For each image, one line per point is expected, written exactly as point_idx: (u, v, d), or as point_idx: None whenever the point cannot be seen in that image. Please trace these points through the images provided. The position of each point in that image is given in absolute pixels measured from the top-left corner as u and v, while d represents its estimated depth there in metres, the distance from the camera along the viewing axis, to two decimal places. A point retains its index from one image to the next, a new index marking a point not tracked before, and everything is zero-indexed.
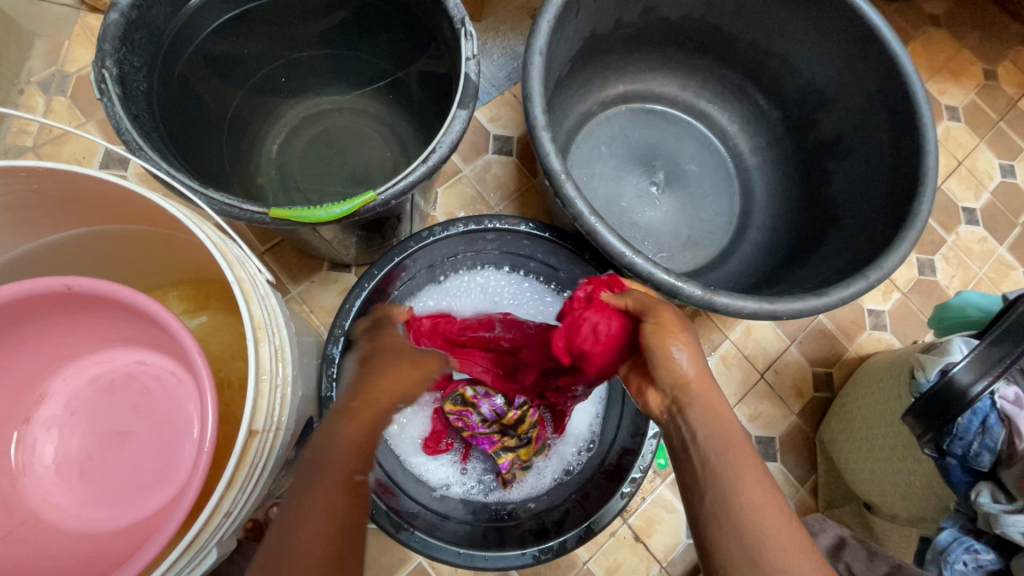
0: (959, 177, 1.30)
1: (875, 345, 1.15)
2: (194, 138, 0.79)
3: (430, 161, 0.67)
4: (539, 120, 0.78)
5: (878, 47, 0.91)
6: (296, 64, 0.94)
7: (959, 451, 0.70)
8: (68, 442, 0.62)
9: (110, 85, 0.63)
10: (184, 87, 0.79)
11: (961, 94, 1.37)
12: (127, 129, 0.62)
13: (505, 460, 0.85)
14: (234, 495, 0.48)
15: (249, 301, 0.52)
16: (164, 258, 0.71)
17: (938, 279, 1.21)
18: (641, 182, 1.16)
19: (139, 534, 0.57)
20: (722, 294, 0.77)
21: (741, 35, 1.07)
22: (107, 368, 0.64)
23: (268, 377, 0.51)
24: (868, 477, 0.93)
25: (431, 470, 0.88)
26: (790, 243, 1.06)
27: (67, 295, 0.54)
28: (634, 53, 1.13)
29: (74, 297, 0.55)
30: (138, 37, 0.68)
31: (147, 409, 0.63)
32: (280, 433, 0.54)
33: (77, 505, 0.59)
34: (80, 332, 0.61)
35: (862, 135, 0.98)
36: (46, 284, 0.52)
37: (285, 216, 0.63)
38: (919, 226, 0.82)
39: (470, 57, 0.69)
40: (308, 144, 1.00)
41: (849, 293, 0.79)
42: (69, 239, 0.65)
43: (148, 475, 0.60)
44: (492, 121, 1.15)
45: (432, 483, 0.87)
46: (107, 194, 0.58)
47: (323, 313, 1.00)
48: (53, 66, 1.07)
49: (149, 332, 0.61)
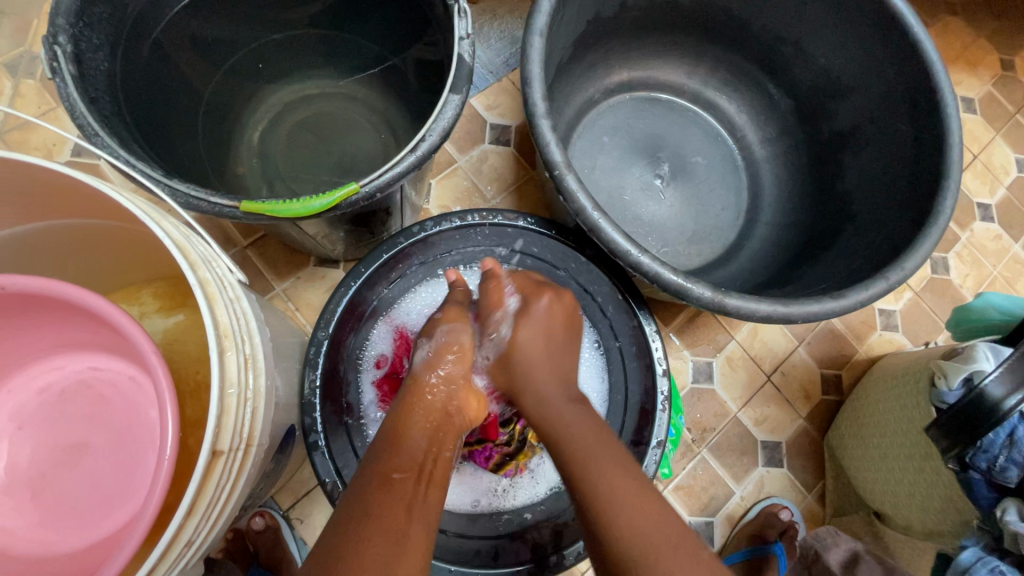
0: (974, 171, 1.25)
1: (886, 347, 1.11)
2: (163, 124, 0.73)
3: (420, 150, 0.61)
4: (538, 107, 0.73)
5: (899, 32, 0.86)
6: (280, 46, 0.88)
7: (983, 465, 0.66)
8: (17, 459, 0.56)
9: (63, 64, 0.57)
10: (152, 67, 0.73)
11: (978, 85, 1.31)
12: (82, 113, 0.56)
13: (508, 468, 0.81)
14: (197, 523, 0.43)
15: (214, 307, 0.47)
16: (129, 254, 0.65)
17: (951, 277, 1.16)
18: (645, 175, 1.10)
19: (97, 556, 0.52)
20: (733, 296, 0.72)
21: (753, 19, 1.01)
22: (61, 376, 0.59)
23: (235, 391, 0.46)
24: (882, 488, 0.89)
25: None
26: (802, 239, 1.01)
27: (8, 297, 0.49)
28: (638, 38, 1.07)
29: (13, 298, 0.50)
30: (98, 12, 0.62)
31: (103, 417, 0.58)
32: (250, 450, 0.49)
33: (29, 527, 0.54)
34: (28, 336, 0.56)
35: (879, 127, 0.93)
36: None
37: (258, 210, 0.57)
38: (942, 224, 0.77)
39: (464, 37, 0.63)
40: (293, 132, 0.95)
41: (869, 295, 0.74)
42: (23, 232, 0.60)
43: (108, 490, 0.55)
44: (489, 109, 1.09)
45: None
46: (57, 184, 0.53)
47: (309, 311, 0.95)
48: (21, 46, 1.00)
49: (105, 336, 0.56)
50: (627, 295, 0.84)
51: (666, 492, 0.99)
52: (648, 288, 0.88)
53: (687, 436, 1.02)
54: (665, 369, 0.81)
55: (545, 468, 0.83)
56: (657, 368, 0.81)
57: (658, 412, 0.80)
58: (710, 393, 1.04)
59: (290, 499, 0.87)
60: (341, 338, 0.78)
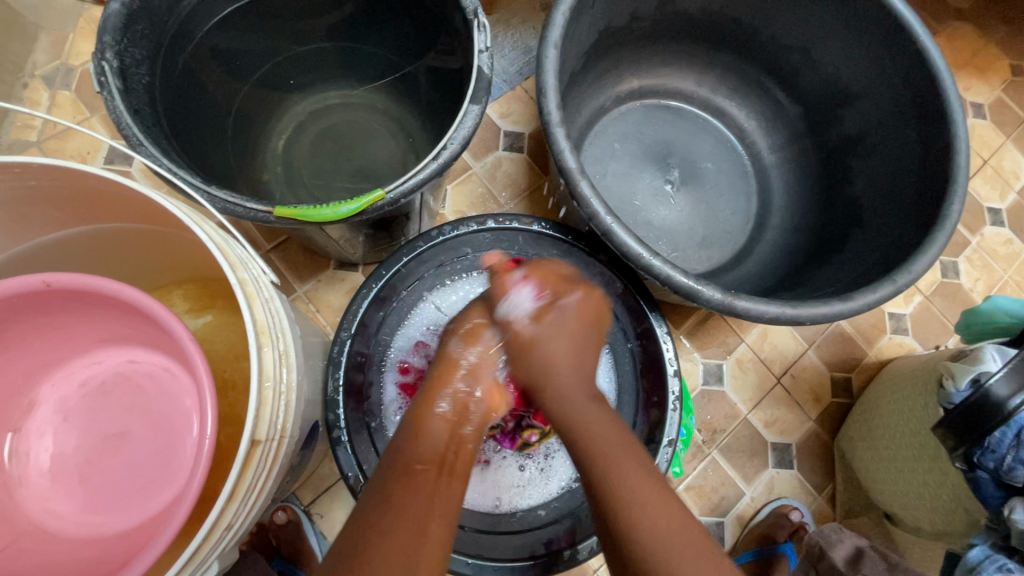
0: (985, 176, 1.26)
1: (896, 350, 1.12)
2: (196, 133, 0.77)
3: (442, 157, 0.64)
4: (553, 116, 0.75)
5: (906, 40, 0.88)
6: (304, 57, 0.91)
7: (991, 465, 0.67)
8: (63, 447, 0.60)
9: (110, 78, 0.60)
10: (186, 79, 0.77)
11: (987, 90, 1.32)
12: (127, 124, 0.60)
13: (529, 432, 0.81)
14: (236, 508, 0.46)
15: (251, 305, 0.50)
16: (164, 257, 0.68)
17: (962, 282, 1.17)
18: (655, 180, 1.13)
19: (143, 534, 0.55)
20: (743, 298, 0.74)
21: (762, 27, 1.03)
22: (100, 370, 0.62)
23: (272, 385, 0.49)
24: (891, 489, 0.90)
25: None
26: (811, 243, 1.03)
27: (53, 294, 0.53)
28: (648, 47, 1.10)
29: (57, 296, 0.53)
30: (139, 29, 0.66)
31: (142, 407, 0.61)
32: (284, 441, 0.52)
33: (79, 510, 0.58)
34: (72, 332, 0.60)
35: (887, 133, 0.95)
36: (21, 282, 0.51)
37: (290, 215, 0.60)
38: (950, 228, 0.78)
39: (483, 50, 0.66)
40: (315, 140, 0.98)
41: (876, 297, 0.76)
42: (68, 236, 0.63)
43: (148, 476, 0.59)
44: (503, 117, 1.12)
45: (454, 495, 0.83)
46: (104, 191, 0.56)
47: (329, 312, 0.98)
48: (58, 59, 1.05)
49: (142, 329, 0.59)
50: (639, 296, 0.86)
51: (677, 492, 1.00)
52: (659, 291, 0.90)
53: (697, 437, 1.04)
54: (676, 371, 0.82)
55: (556, 467, 0.86)
56: (668, 369, 0.82)
57: (669, 412, 0.81)
58: (721, 394, 1.06)
59: (311, 494, 0.90)
60: (362, 338, 0.81)
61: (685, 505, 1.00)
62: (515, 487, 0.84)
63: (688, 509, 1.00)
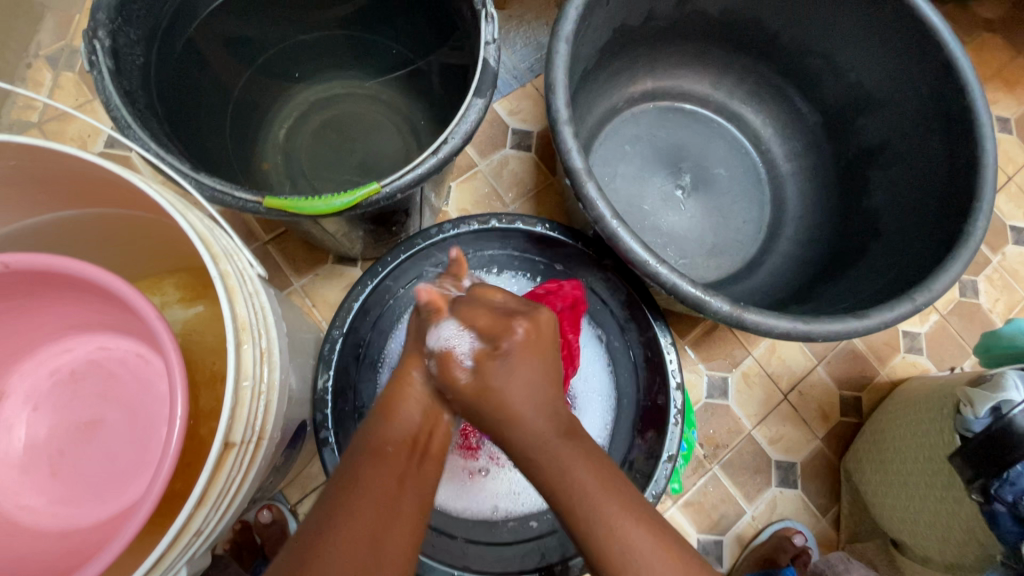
0: (1008, 193, 1.21)
1: (909, 370, 1.08)
2: (192, 119, 0.75)
3: (442, 152, 0.61)
4: (561, 113, 0.73)
5: (934, 47, 0.84)
6: (308, 46, 0.89)
7: (1009, 498, 0.64)
8: (36, 437, 0.58)
9: (101, 58, 0.58)
10: (186, 63, 0.75)
11: (1015, 104, 1.27)
12: (116, 105, 0.57)
13: None
14: (206, 513, 0.44)
15: (233, 299, 0.47)
16: (152, 245, 0.66)
17: (980, 302, 1.13)
18: (666, 185, 1.10)
19: (118, 523, 0.54)
20: (753, 312, 0.71)
21: (783, 31, 1.00)
22: (70, 358, 0.61)
23: (250, 384, 0.46)
24: (900, 517, 0.86)
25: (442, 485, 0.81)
26: (826, 256, 0.99)
27: (19, 274, 0.51)
28: (663, 48, 1.07)
29: (21, 278, 0.51)
30: (136, 8, 0.64)
31: (116, 395, 0.60)
32: (262, 443, 0.50)
33: (51, 502, 0.56)
34: (43, 318, 0.58)
35: (909, 144, 0.91)
36: None
37: (281, 206, 0.58)
38: (973, 246, 0.75)
39: (490, 41, 0.63)
40: (317, 131, 0.96)
41: (893, 315, 0.72)
42: (50, 220, 0.61)
43: (120, 464, 0.57)
44: (512, 114, 1.09)
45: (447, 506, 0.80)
46: (87, 174, 0.54)
47: (325, 307, 0.96)
48: (62, 40, 1.04)
49: (111, 313, 0.58)
50: (642, 303, 0.82)
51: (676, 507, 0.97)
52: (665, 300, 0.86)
53: (698, 451, 1.00)
54: (679, 383, 0.79)
55: None
56: (671, 381, 0.79)
57: (670, 426, 0.77)
58: (724, 408, 1.02)
59: (299, 493, 0.87)
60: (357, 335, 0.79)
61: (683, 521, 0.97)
62: (511, 494, 0.82)
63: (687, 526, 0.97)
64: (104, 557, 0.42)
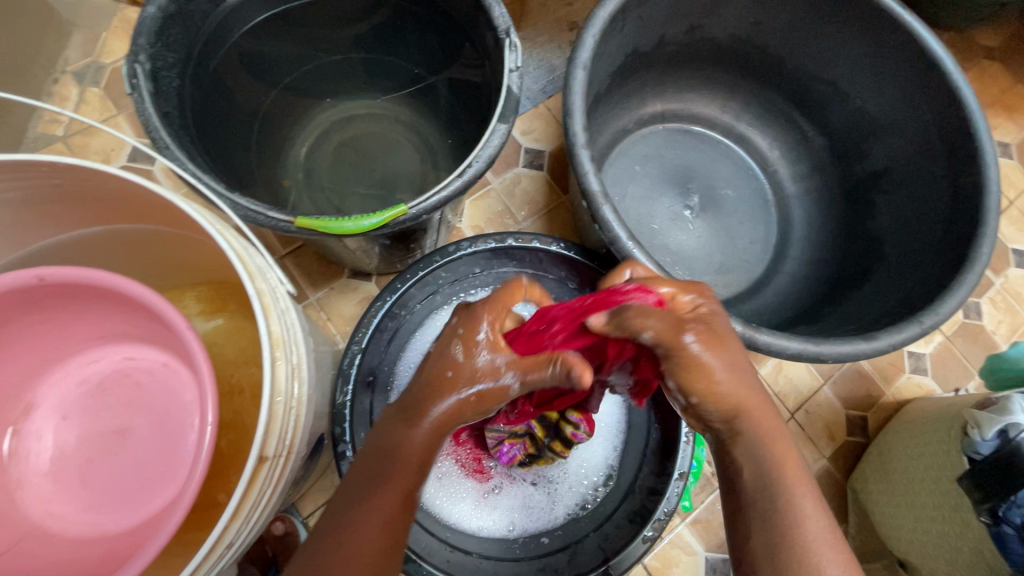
0: (1010, 217, 1.23)
1: (914, 391, 1.09)
2: (220, 137, 0.77)
3: (466, 175, 0.63)
4: (579, 137, 0.75)
5: (938, 76, 0.86)
6: (331, 67, 0.92)
7: (1017, 521, 0.66)
8: (63, 446, 0.59)
9: (141, 81, 0.61)
10: (216, 84, 0.77)
11: (1015, 130, 1.30)
12: (154, 126, 0.60)
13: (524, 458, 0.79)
14: (239, 526, 0.45)
15: (268, 316, 0.49)
16: (179, 260, 0.68)
17: (984, 323, 1.15)
18: (674, 205, 1.12)
19: (144, 532, 0.55)
20: (765, 333, 0.72)
21: (790, 57, 1.03)
22: (96, 368, 0.62)
23: (282, 400, 0.48)
24: (908, 537, 0.86)
25: (456, 503, 0.82)
26: (832, 277, 1.01)
27: (54, 288, 0.53)
28: (673, 72, 1.10)
29: (55, 290, 0.53)
30: (173, 33, 0.67)
31: (143, 404, 0.61)
32: (291, 457, 0.51)
33: (80, 510, 0.57)
34: (72, 330, 0.59)
35: (913, 169, 0.94)
36: (15, 277, 0.50)
37: (311, 225, 0.60)
38: (979, 270, 0.77)
39: (513, 68, 0.66)
40: (336, 149, 0.98)
41: (901, 338, 0.74)
42: (82, 235, 0.63)
43: (147, 472, 0.58)
44: (525, 134, 1.12)
45: (459, 525, 0.81)
46: (124, 192, 0.56)
47: (340, 321, 0.97)
48: (89, 56, 1.06)
49: (139, 324, 0.59)
50: None
51: (684, 525, 0.98)
52: None
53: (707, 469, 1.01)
54: None
55: (559, 493, 0.84)
56: None
57: (681, 445, 0.77)
58: None
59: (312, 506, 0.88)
60: (373, 351, 0.80)
61: (691, 539, 0.97)
62: (524, 511, 0.83)
63: (695, 544, 0.97)
64: (139, 563, 0.43)
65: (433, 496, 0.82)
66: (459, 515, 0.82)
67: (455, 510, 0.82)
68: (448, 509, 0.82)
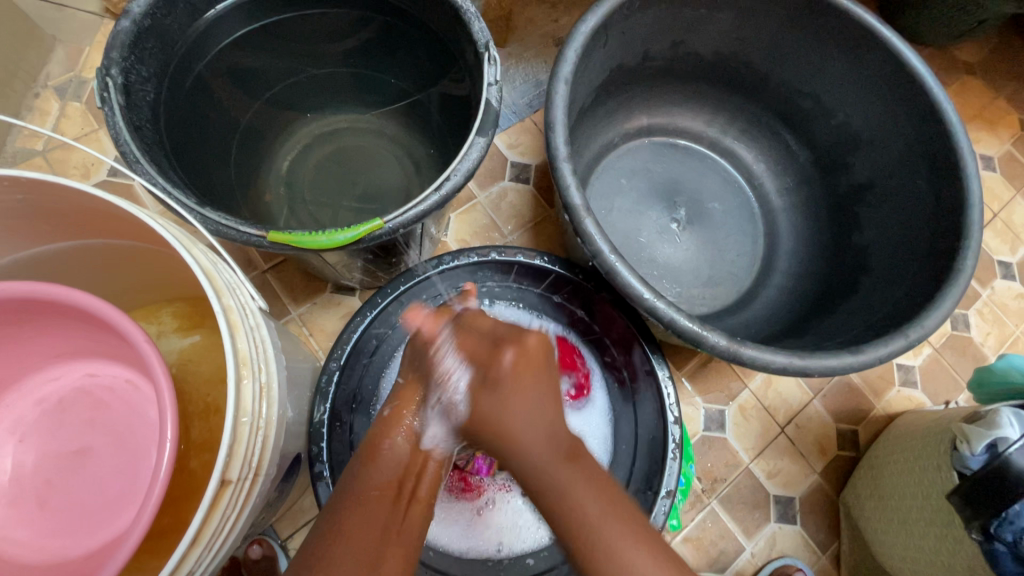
0: (996, 229, 1.24)
1: (905, 404, 1.08)
2: (197, 151, 0.76)
3: (443, 189, 0.62)
4: (560, 151, 0.74)
5: (918, 92, 0.87)
6: (315, 81, 0.92)
7: (1009, 537, 0.65)
8: (20, 468, 0.57)
9: (113, 94, 0.60)
10: (194, 97, 0.76)
11: (997, 143, 1.32)
12: (125, 140, 0.59)
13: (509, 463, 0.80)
14: (199, 553, 0.43)
15: (235, 334, 0.48)
16: (151, 276, 0.67)
17: (972, 335, 1.14)
18: (661, 218, 1.11)
19: (103, 557, 0.53)
20: (750, 346, 0.71)
21: (773, 72, 1.04)
22: (57, 387, 0.60)
23: (248, 420, 0.46)
24: (900, 555, 0.84)
25: (440, 523, 0.80)
26: (819, 289, 1.01)
27: (11, 303, 0.51)
28: (658, 87, 1.10)
29: (11, 306, 0.51)
30: (148, 47, 0.66)
31: (105, 423, 0.59)
32: (258, 479, 0.49)
33: (37, 536, 0.55)
34: (32, 347, 0.58)
35: (896, 183, 0.94)
36: None
37: (284, 240, 0.59)
38: (962, 283, 0.76)
39: (492, 82, 0.65)
40: (319, 163, 0.97)
41: (887, 351, 0.73)
42: (48, 251, 0.61)
43: (108, 494, 0.56)
44: (510, 147, 1.12)
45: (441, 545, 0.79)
46: (91, 207, 0.55)
47: (322, 336, 0.96)
48: (71, 71, 1.06)
49: (102, 340, 0.57)
50: (640, 337, 0.83)
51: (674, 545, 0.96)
52: (662, 334, 0.86)
53: (697, 485, 0.99)
54: (678, 417, 0.79)
55: (546, 513, 0.82)
56: (668, 416, 0.79)
57: (668, 461, 0.77)
58: (722, 442, 1.02)
59: (290, 528, 0.85)
60: (353, 367, 0.79)
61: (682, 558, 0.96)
62: (511, 530, 0.81)
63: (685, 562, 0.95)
64: None
65: None
66: (441, 535, 0.79)
67: (438, 530, 0.80)
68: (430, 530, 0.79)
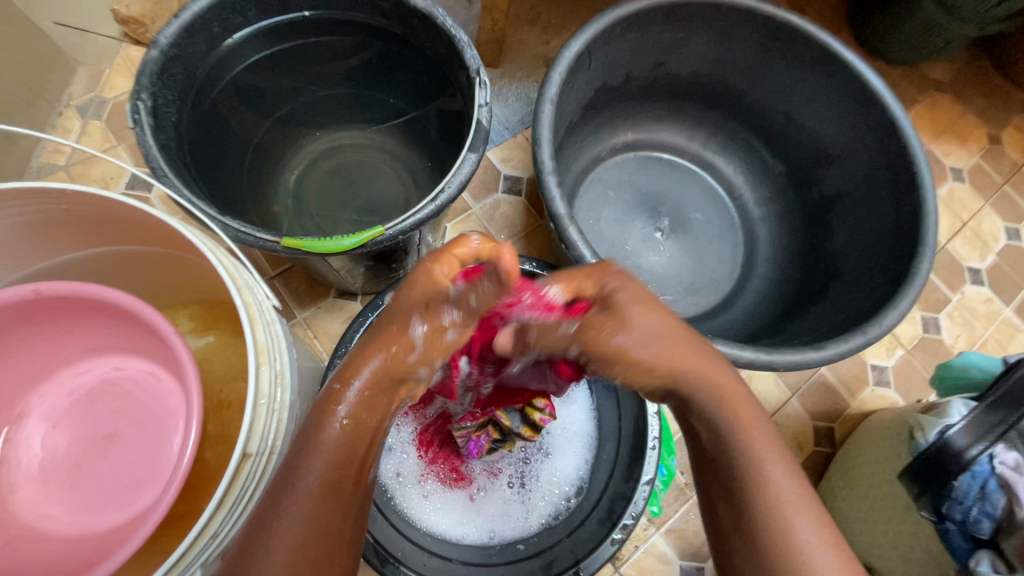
0: (965, 237, 1.31)
1: (878, 403, 1.14)
2: (214, 165, 0.83)
3: (439, 200, 0.69)
4: (546, 165, 0.81)
5: (879, 110, 0.95)
6: (322, 100, 0.99)
7: (959, 516, 0.71)
8: (53, 452, 0.63)
9: (143, 116, 0.67)
10: (212, 117, 0.83)
11: (965, 156, 1.39)
12: (153, 157, 0.65)
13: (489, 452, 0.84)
14: (222, 517, 0.49)
15: (254, 327, 0.54)
16: (171, 279, 0.73)
17: (943, 337, 1.21)
18: (646, 228, 1.18)
19: (128, 530, 0.58)
20: (721, 343, 0.77)
21: (748, 91, 1.11)
22: (86, 380, 0.66)
23: (266, 402, 0.52)
24: (869, 540, 0.89)
25: (436, 510, 0.86)
26: (794, 293, 1.07)
27: (52, 301, 0.57)
28: (641, 105, 1.18)
29: (53, 303, 0.58)
30: (173, 73, 0.73)
31: (130, 412, 0.65)
32: (273, 457, 0.55)
33: (67, 513, 0.61)
34: (66, 342, 0.64)
35: (862, 194, 1.01)
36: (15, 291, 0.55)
37: (295, 245, 0.65)
38: (919, 285, 0.82)
39: (483, 103, 0.72)
40: (324, 176, 1.04)
41: (848, 347, 0.79)
42: (80, 257, 0.68)
43: (132, 475, 0.62)
44: (504, 161, 1.19)
45: (438, 531, 0.84)
46: (123, 216, 0.61)
47: (326, 338, 1.02)
48: (92, 92, 1.13)
49: (128, 335, 0.63)
50: None
51: (658, 534, 1.00)
52: None
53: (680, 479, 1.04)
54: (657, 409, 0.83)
55: (534, 501, 0.87)
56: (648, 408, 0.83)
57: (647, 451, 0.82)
58: None
59: None
60: None
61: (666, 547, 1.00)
62: (501, 517, 0.86)
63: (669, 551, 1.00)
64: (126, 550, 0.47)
65: (417, 507, 0.85)
66: (438, 521, 0.85)
67: (435, 517, 0.85)
68: (428, 517, 0.85)
